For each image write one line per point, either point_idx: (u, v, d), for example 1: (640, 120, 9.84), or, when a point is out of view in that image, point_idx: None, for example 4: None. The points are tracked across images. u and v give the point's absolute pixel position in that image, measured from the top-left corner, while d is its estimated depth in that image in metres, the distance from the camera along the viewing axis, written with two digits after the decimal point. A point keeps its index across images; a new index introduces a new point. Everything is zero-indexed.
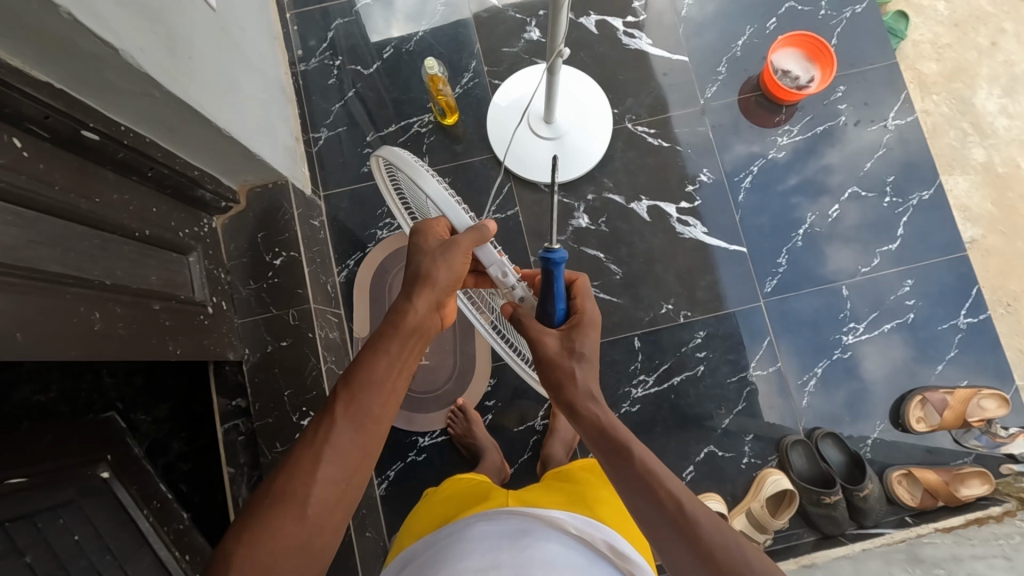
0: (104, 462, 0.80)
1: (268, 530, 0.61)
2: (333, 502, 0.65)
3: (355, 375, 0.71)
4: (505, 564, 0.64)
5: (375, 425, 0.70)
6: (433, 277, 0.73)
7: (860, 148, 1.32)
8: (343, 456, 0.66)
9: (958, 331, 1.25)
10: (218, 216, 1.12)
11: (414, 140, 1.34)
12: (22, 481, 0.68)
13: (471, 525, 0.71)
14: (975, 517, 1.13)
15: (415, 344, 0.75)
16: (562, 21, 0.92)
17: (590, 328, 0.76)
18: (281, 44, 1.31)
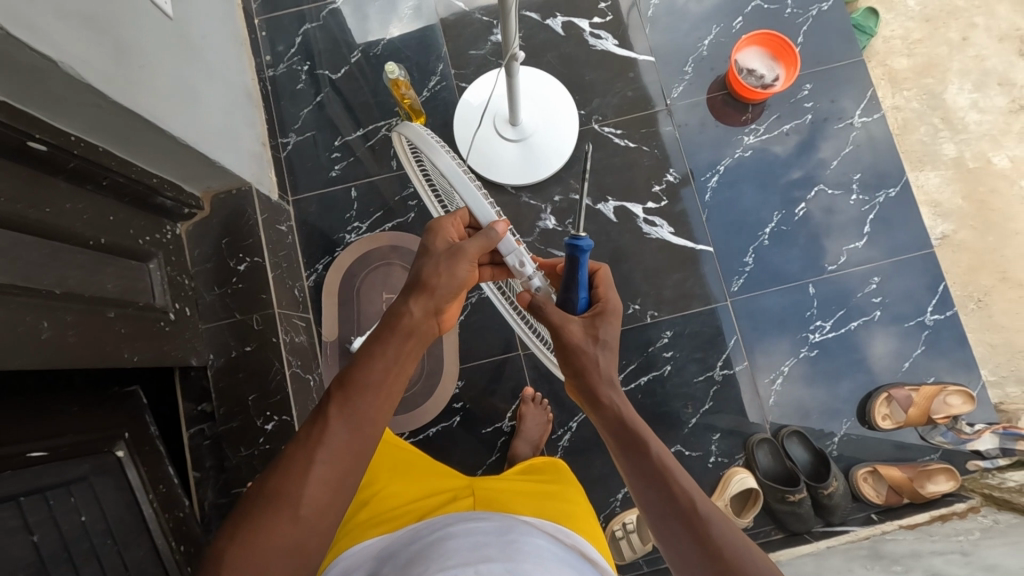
0: (121, 441, 0.90)
1: (261, 530, 0.59)
2: (328, 504, 0.62)
3: (352, 376, 0.69)
4: (496, 557, 0.59)
5: (371, 428, 0.67)
6: (438, 280, 0.75)
7: (826, 146, 1.32)
8: (339, 456, 0.64)
9: (925, 328, 1.25)
10: (184, 223, 1.14)
11: (382, 144, 1.35)
12: (40, 455, 0.76)
13: (446, 525, 0.67)
14: (939, 513, 1.14)
15: (412, 345, 0.73)
16: (514, 25, 0.93)
17: (613, 317, 0.75)
18: (248, 51, 1.32)
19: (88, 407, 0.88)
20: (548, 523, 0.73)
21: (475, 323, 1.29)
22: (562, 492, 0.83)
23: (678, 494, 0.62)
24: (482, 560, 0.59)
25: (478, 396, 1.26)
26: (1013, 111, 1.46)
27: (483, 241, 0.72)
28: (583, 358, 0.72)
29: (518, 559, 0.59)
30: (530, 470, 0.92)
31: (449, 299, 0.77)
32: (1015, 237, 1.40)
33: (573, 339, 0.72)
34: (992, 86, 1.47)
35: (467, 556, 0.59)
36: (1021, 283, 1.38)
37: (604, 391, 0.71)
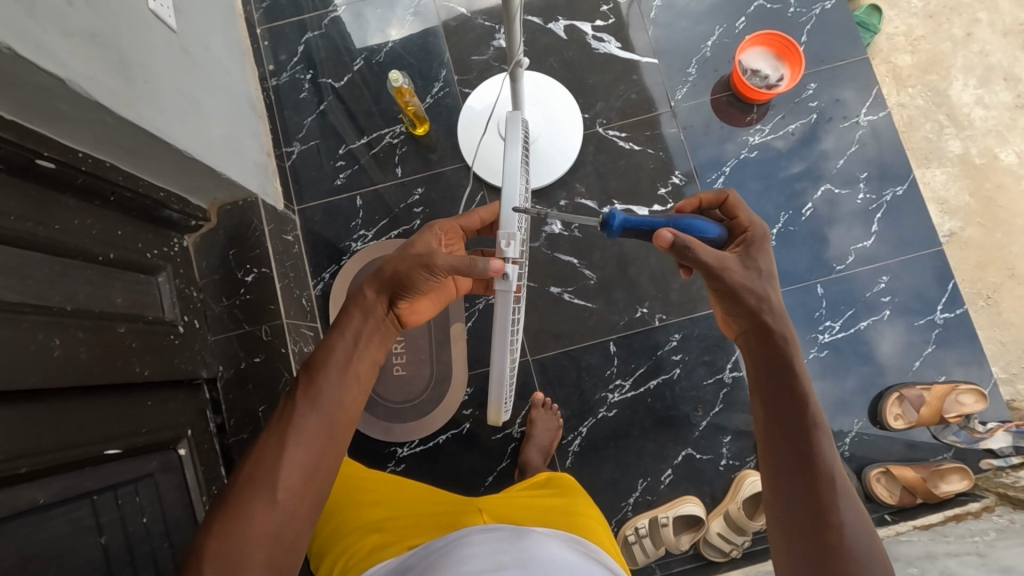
0: (185, 439, 0.96)
1: (239, 513, 0.60)
2: (304, 488, 0.64)
3: (316, 363, 0.72)
4: (511, 564, 0.60)
5: (340, 412, 0.70)
6: (394, 276, 0.76)
7: (833, 144, 1.31)
8: (311, 440, 0.66)
9: (935, 327, 1.24)
10: (190, 235, 1.14)
11: (386, 151, 1.35)
12: (118, 451, 0.82)
13: (459, 536, 0.67)
14: (953, 513, 1.14)
15: (373, 329, 0.77)
16: (518, 31, 0.92)
17: (763, 243, 0.75)
18: (251, 61, 1.32)
19: (162, 399, 0.94)
20: (565, 534, 0.73)
21: (484, 330, 1.28)
22: (572, 505, 0.83)
23: (815, 458, 0.64)
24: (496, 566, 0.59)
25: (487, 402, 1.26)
26: (1019, 106, 1.45)
27: (466, 268, 0.72)
28: (747, 295, 0.71)
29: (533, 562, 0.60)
30: (538, 484, 0.93)
31: (411, 296, 0.78)
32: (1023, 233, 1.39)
33: (735, 273, 0.72)
34: (997, 82, 1.46)
35: (482, 564, 0.60)
36: None
37: (776, 326, 0.71)
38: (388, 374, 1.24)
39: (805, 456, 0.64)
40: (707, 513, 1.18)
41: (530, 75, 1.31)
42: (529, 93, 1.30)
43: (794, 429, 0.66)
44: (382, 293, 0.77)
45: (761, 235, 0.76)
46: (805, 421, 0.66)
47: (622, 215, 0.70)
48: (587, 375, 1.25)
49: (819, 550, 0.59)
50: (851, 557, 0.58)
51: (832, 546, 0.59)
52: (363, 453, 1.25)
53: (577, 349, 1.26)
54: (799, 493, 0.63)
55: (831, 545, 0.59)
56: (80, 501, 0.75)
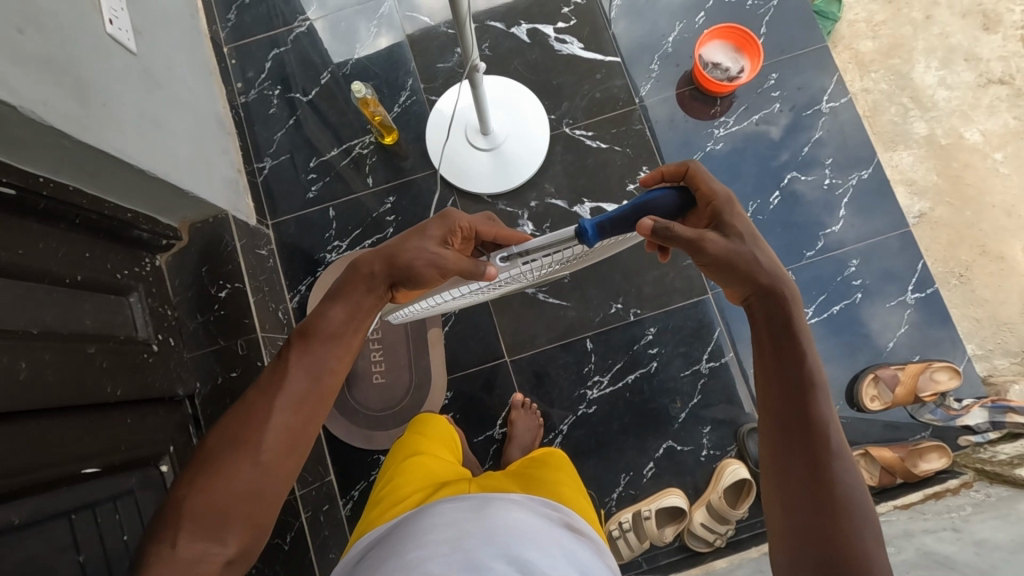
0: (165, 456, 0.97)
1: (224, 470, 0.61)
2: (288, 451, 0.64)
3: (314, 327, 0.70)
4: (473, 533, 0.61)
5: (329, 380, 0.69)
6: (405, 267, 0.72)
7: (797, 132, 1.33)
8: (299, 405, 0.66)
9: (907, 307, 1.25)
10: (162, 254, 1.14)
11: (356, 162, 1.36)
12: (95, 469, 0.83)
13: (435, 504, 0.69)
14: (932, 492, 1.13)
15: (373, 303, 0.73)
16: (471, 36, 0.93)
17: (732, 206, 0.68)
18: (218, 79, 1.34)
19: (141, 416, 0.95)
20: (540, 501, 0.73)
21: (461, 333, 1.29)
22: (552, 474, 0.81)
23: (812, 421, 0.62)
24: (458, 534, 0.61)
25: (466, 406, 1.26)
26: (981, 85, 1.47)
27: (467, 270, 0.72)
28: (734, 262, 0.66)
29: (497, 528, 0.62)
30: (532, 458, 0.88)
31: (414, 287, 0.75)
32: (991, 210, 1.41)
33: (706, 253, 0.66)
34: (958, 63, 1.48)
35: (446, 532, 0.62)
36: (999, 256, 1.39)
37: (770, 287, 0.66)
38: (368, 383, 1.26)
39: (803, 413, 0.62)
40: (689, 504, 1.18)
41: (493, 79, 1.33)
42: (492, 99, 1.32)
43: (794, 385, 0.63)
44: (387, 275, 0.73)
45: (728, 198, 0.68)
46: (803, 381, 0.63)
47: (593, 223, 0.62)
48: (566, 372, 1.26)
49: (818, 510, 0.58)
50: (850, 516, 0.57)
51: (829, 504, 0.58)
52: (348, 463, 1.25)
53: (555, 348, 1.27)
54: (793, 451, 0.61)
55: (829, 503, 0.58)
56: (54, 521, 0.75)
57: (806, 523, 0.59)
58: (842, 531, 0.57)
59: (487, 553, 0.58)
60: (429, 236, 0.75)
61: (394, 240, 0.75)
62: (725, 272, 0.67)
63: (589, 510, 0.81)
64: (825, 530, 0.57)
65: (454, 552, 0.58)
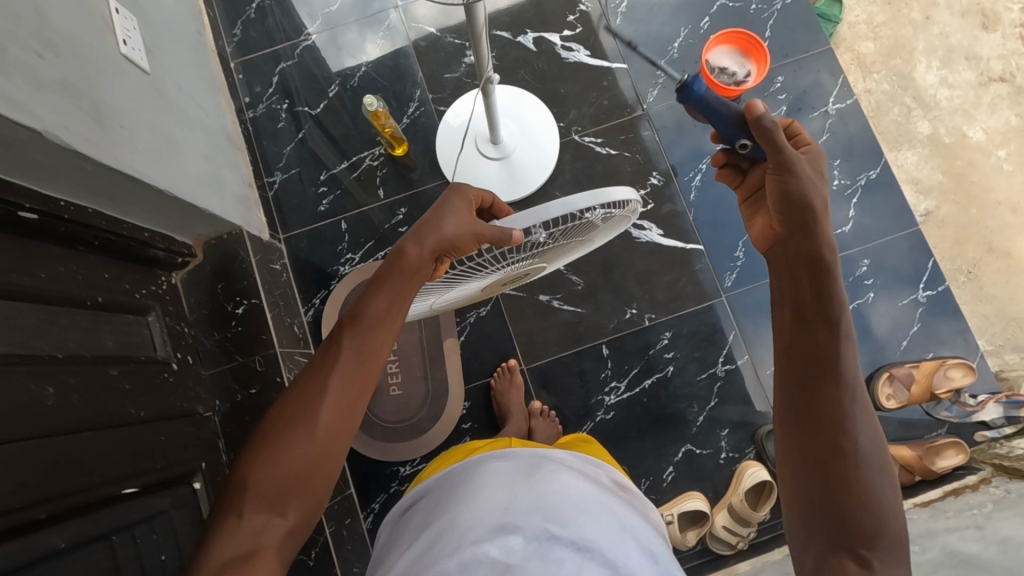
0: (197, 473, 0.97)
1: (282, 448, 0.62)
2: (341, 428, 0.65)
3: (361, 311, 0.71)
4: (521, 496, 0.64)
5: (375, 359, 0.69)
6: (448, 242, 0.71)
7: (804, 135, 1.34)
8: (350, 385, 0.66)
9: (919, 305, 1.26)
10: (178, 272, 1.13)
11: (366, 174, 1.36)
12: (135, 489, 0.83)
13: (481, 464, 0.72)
14: (952, 488, 1.14)
15: (418, 279, 0.73)
16: (485, 47, 0.94)
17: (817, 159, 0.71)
18: (226, 95, 1.33)
19: (173, 434, 0.95)
20: (579, 458, 0.76)
21: (477, 343, 1.29)
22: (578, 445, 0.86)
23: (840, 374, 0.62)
24: (507, 496, 0.65)
25: (485, 415, 1.27)
26: (982, 84, 1.49)
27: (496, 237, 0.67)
28: (800, 195, 0.67)
29: (546, 489, 0.65)
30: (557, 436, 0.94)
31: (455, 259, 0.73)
32: (997, 207, 1.43)
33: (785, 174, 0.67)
34: (959, 62, 1.50)
35: (495, 495, 0.65)
36: (1007, 252, 1.40)
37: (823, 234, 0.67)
38: (384, 395, 1.25)
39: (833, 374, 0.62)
40: (710, 507, 1.18)
41: (502, 88, 1.33)
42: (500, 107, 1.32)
43: (823, 334, 0.63)
44: (431, 250, 0.72)
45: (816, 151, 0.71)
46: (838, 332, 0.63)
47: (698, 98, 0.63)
48: (582, 379, 1.26)
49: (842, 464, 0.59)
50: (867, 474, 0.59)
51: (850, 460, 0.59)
52: (366, 476, 1.25)
53: (570, 355, 1.27)
54: (821, 402, 0.62)
55: (852, 458, 0.59)
56: (93, 544, 0.75)
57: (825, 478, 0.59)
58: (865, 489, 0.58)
59: (531, 518, 0.61)
60: (463, 216, 0.74)
61: (424, 219, 0.73)
62: (788, 203, 0.67)
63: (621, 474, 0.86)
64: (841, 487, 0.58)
65: (504, 515, 0.62)
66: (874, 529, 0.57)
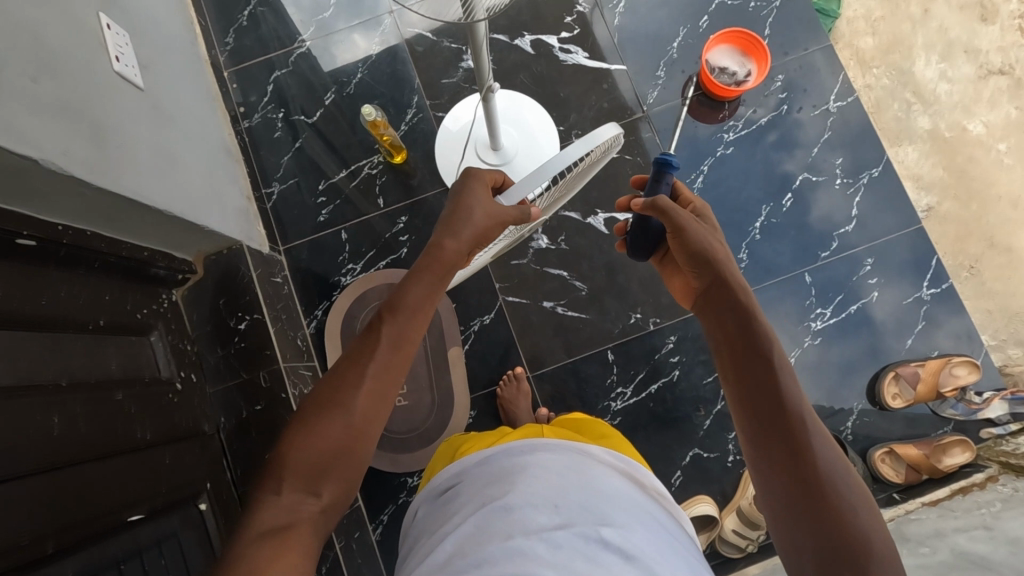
0: (203, 494, 0.96)
1: (319, 429, 0.64)
2: (375, 413, 0.67)
3: (398, 302, 0.74)
4: (570, 496, 0.65)
5: (408, 349, 0.72)
6: (482, 233, 0.80)
7: (806, 133, 1.33)
8: (383, 374, 0.69)
9: (923, 304, 1.26)
10: (178, 288, 1.12)
11: (366, 183, 1.34)
12: (140, 516, 0.82)
13: (521, 452, 0.73)
14: (958, 487, 1.14)
15: (448, 270, 0.79)
16: (485, 57, 0.92)
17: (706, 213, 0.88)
18: (221, 105, 1.32)
19: (178, 455, 0.94)
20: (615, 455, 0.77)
21: (482, 351, 1.28)
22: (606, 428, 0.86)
23: (784, 400, 0.65)
24: (556, 493, 0.66)
25: (491, 424, 1.26)
26: (982, 77, 1.48)
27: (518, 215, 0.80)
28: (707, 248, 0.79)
29: (590, 488, 0.67)
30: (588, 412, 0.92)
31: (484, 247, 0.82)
32: (998, 201, 1.43)
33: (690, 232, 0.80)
34: (958, 56, 1.49)
35: (544, 488, 0.66)
36: (1008, 247, 1.41)
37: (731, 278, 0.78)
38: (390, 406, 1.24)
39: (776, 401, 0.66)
40: (719, 510, 1.19)
41: (501, 93, 1.32)
42: (500, 112, 1.31)
43: (752, 369, 0.69)
44: (466, 242, 0.78)
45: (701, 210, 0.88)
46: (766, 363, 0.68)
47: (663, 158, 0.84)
48: (588, 385, 1.26)
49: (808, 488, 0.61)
50: (837, 493, 0.60)
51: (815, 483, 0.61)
52: (373, 487, 1.24)
53: (576, 361, 1.27)
54: (768, 434, 0.65)
55: (813, 481, 0.61)
56: (105, 573, 0.74)
57: (796, 501, 0.61)
58: (840, 509, 0.59)
59: (582, 519, 0.63)
60: (489, 204, 0.79)
61: (452, 210, 0.80)
62: (696, 256, 0.79)
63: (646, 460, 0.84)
64: (815, 507, 0.60)
65: (554, 514, 0.63)
66: (858, 545, 0.57)
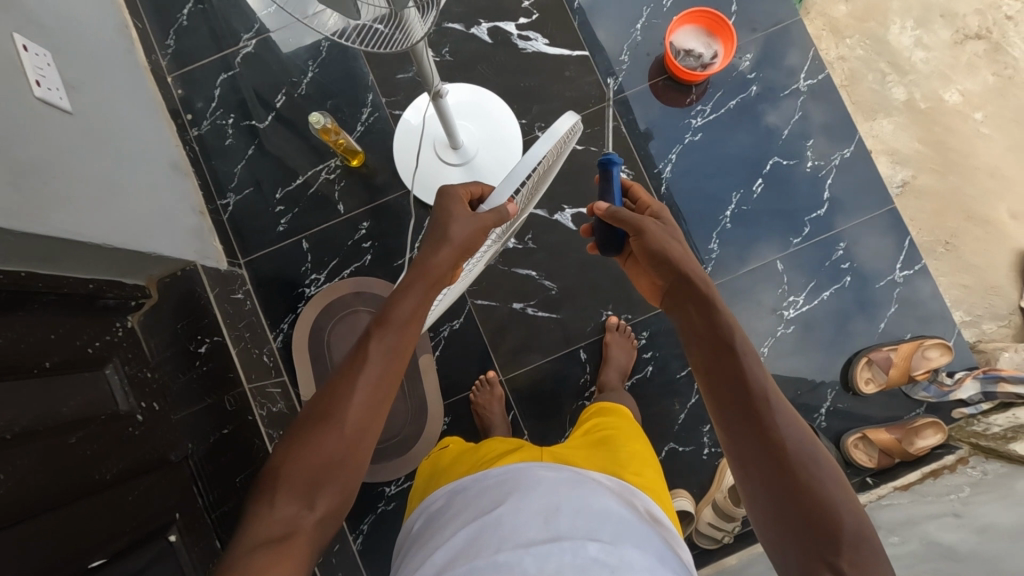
0: (172, 525, 0.94)
1: (313, 443, 0.63)
2: (370, 423, 0.66)
3: (389, 312, 0.72)
4: (563, 510, 0.62)
5: (402, 357, 0.71)
6: (465, 241, 0.79)
7: (777, 114, 1.28)
8: (377, 385, 0.67)
9: (896, 286, 1.24)
10: (134, 313, 1.08)
11: (324, 189, 1.29)
12: (103, 560, 0.80)
13: (519, 469, 0.69)
14: (929, 470, 1.15)
15: (439, 279, 0.77)
16: (431, 68, 0.88)
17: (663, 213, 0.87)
18: (166, 115, 1.26)
19: (143, 490, 0.92)
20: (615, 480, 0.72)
21: (453, 356, 1.27)
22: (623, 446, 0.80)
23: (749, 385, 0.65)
24: (549, 506, 0.62)
25: (465, 429, 1.26)
26: (958, 43, 1.43)
27: (496, 219, 0.81)
28: (665, 247, 0.79)
29: (583, 504, 0.63)
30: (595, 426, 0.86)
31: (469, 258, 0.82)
32: (976, 173, 1.40)
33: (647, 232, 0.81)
34: (935, 20, 1.44)
35: (537, 503, 0.63)
36: (985, 219, 1.39)
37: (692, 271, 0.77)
38: None
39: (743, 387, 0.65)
40: (696, 503, 1.19)
41: (458, 86, 1.27)
42: (458, 108, 1.26)
43: (726, 360, 0.67)
44: (453, 250, 0.78)
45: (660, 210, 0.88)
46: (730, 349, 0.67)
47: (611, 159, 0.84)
48: (562, 385, 1.25)
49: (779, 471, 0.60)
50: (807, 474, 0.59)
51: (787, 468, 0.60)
52: None
53: (549, 362, 1.26)
54: (736, 421, 0.64)
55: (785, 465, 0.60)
56: None
57: (769, 485, 0.60)
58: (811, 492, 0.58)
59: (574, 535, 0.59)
60: (469, 217, 0.80)
61: (435, 224, 0.80)
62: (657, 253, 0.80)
63: (661, 486, 0.78)
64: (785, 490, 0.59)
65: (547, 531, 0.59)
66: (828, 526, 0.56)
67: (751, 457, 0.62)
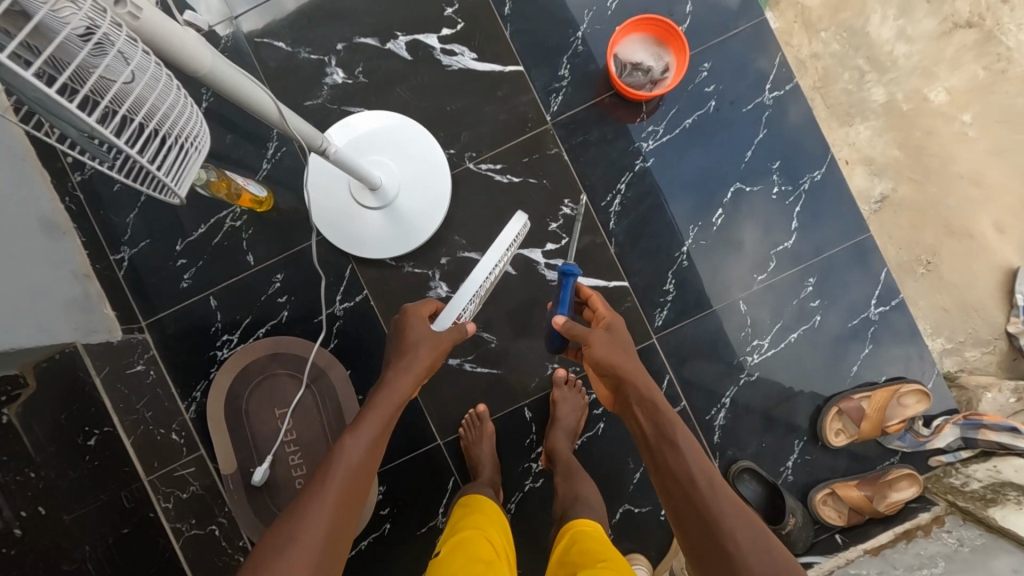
0: None
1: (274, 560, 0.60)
2: (336, 536, 0.65)
3: (354, 423, 0.76)
4: None
5: (370, 462, 0.73)
6: (428, 357, 0.84)
7: (739, 133, 1.13)
8: (344, 494, 0.68)
9: (871, 325, 1.11)
10: (9, 405, 0.84)
11: (230, 238, 1.14)
12: None
13: None
14: (902, 530, 1.04)
15: (406, 392, 0.82)
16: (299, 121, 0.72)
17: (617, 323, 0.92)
18: (37, 160, 1.07)
19: None
20: None
21: None
22: None
23: (689, 475, 0.70)
24: None
25: (401, 496, 1.14)
26: (947, 32, 1.25)
27: (456, 335, 0.87)
28: (610, 360, 0.83)
29: None
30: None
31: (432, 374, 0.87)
32: (959, 182, 1.24)
33: (592, 351, 0.85)
34: (920, 7, 1.26)
35: None
36: (969, 234, 1.23)
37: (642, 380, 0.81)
38: (290, 488, 1.13)
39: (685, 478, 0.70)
40: (653, 568, 1.11)
41: (375, 114, 1.10)
42: (374, 140, 1.10)
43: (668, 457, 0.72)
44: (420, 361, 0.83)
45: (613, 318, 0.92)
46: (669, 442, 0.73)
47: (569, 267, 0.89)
48: (506, 446, 1.14)
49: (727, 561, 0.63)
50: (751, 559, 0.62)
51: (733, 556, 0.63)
52: None
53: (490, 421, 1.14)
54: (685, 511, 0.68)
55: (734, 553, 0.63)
56: None
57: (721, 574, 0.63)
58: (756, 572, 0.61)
59: None
60: (429, 337, 0.85)
61: (399, 343, 0.86)
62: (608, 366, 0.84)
63: None
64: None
65: None
66: None
67: (704, 551, 0.65)
